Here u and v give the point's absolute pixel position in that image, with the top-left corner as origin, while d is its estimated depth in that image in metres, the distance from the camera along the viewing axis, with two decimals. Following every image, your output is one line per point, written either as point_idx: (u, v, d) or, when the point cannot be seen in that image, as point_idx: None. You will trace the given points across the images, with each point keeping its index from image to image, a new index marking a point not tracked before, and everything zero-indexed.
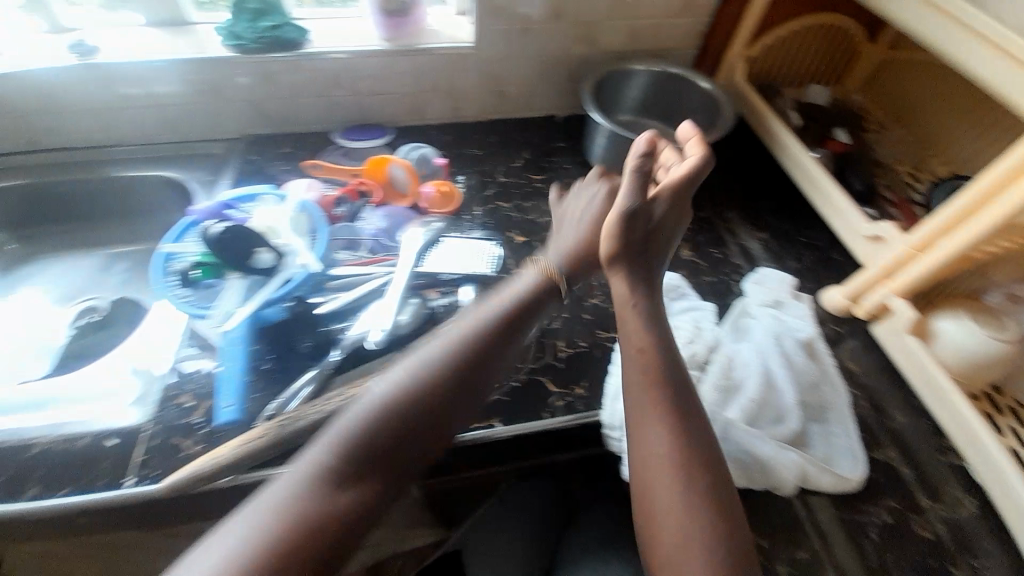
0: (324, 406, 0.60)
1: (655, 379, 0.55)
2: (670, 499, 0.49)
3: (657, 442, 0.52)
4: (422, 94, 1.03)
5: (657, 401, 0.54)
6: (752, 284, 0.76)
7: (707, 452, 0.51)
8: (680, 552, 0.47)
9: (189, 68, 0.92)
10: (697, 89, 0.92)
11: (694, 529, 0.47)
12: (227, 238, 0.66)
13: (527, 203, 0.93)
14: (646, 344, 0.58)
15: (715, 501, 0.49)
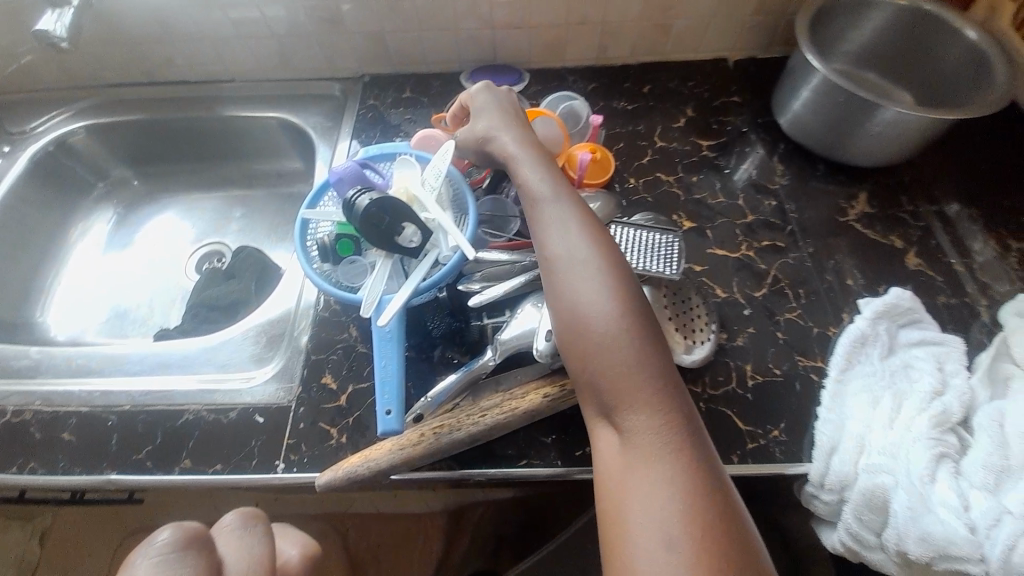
0: (485, 418, 0.52)
1: (546, 181, 0.54)
2: (582, 298, 0.45)
3: (553, 245, 0.49)
4: (569, 29, 0.84)
5: (560, 206, 0.51)
6: (1015, 316, 0.58)
7: (606, 243, 0.48)
8: (601, 347, 0.44)
9: None
10: (956, 40, 0.68)
11: (605, 322, 0.44)
12: (373, 210, 0.55)
13: (693, 178, 0.76)
14: (532, 165, 0.56)
15: (628, 290, 0.45)
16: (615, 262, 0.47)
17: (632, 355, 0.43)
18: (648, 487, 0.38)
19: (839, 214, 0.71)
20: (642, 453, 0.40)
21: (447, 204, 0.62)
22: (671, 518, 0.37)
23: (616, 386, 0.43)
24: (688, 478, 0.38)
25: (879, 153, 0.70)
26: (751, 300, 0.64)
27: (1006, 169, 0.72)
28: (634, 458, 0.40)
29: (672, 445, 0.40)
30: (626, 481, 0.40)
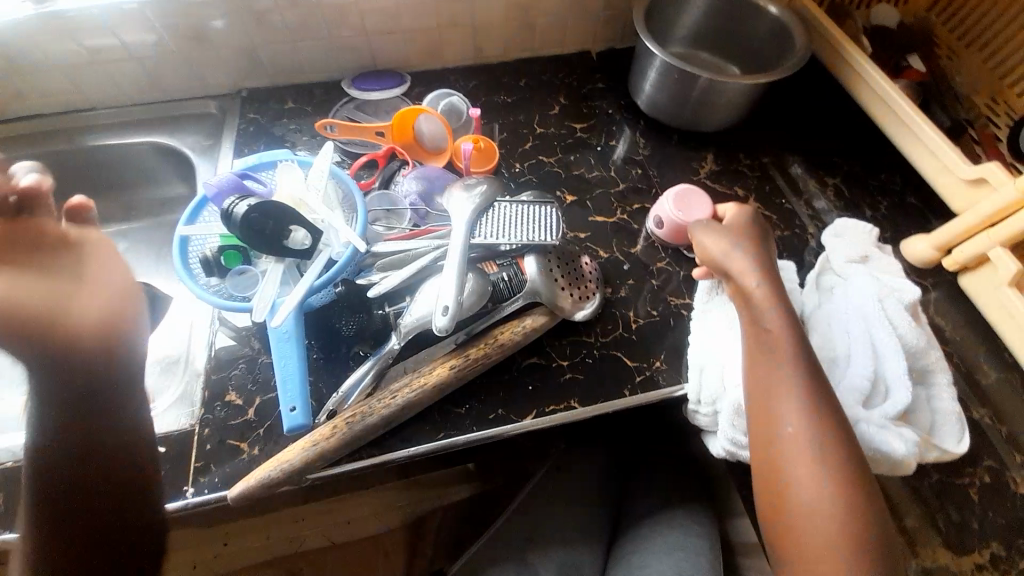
0: (396, 398, 0.55)
1: (764, 283, 0.56)
2: (768, 320, 0.54)
3: (752, 275, 0.57)
4: (441, 31, 0.89)
5: (722, 239, 0.61)
6: (829, 237, 0.70)
7: (776, 279, 0.56)
8: (769, 356, 0.52)
9: (164, 12, 0.76)
10: (763, 16, 0.81)
11: (789, 343, 0.52)
12: (254, 218, 0.55)
13: (571, 157, 0.84)
14: (712, 234, 0.62)
15: (778, 308, 0.54)
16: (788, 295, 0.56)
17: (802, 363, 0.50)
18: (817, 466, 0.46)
19: (694, 174, 0.82)
20: (804, 441, 0.47)
21: (335, 204, 0.64)
22: (839, 496, 0.45)
23: (782, 391, 0.49)
24: (837, 474, 0.45)
25: (718, 118, 0.81)
26: (629, 256, 0.72)
27: (817, 121, 0.87)
28: (798, 444, 0.47)
29: (821, 429, 0.47)
30: (801, 467, 0.46)
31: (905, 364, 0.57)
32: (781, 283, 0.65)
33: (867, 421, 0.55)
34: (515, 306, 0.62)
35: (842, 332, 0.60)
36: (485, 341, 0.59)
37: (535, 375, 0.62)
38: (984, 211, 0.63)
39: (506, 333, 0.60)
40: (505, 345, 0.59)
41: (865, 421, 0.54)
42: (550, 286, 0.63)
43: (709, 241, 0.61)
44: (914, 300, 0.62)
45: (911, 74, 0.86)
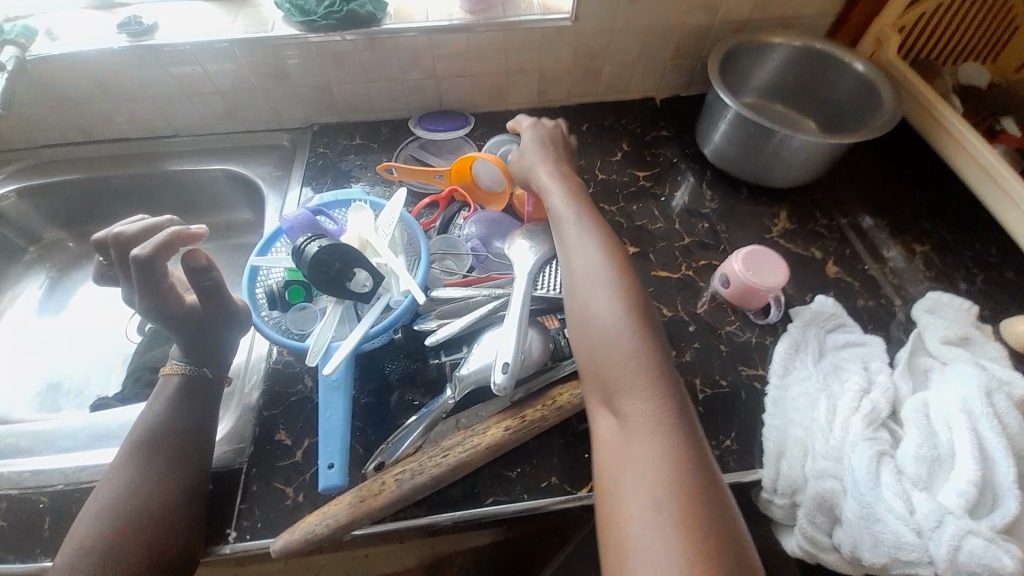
0: (446, 458, 0.52)
1: (606, 295, 0.48)
2: (591, 303, 0.49)
3: (575, 251, 0.53)
4: (508, 76, 0.90)
5: (581, 224, 0.56)
6: (921, 313, 0.65)
7: (635, 297, 0.49)
8: (596, 341, 0.47)
9: (252, 52, 0.81)
10: (846, 73, 0.77)
11: (617, 329, 0.46)
12: (323, 258, 0.55)
13: (633, 206, 0.82)
14: (581, 250, 0.53)
15: (622, 286, 0.49)
16: (625, 270, 0.51)
17: (631, 350, 0.45)
18: (642, 479, 0.39)
19: (765, 232, 0.78)
20: (632, 440, 0.42)
21: (399, 246, 0.63)
22: (673, 543, 0.35)
23: (640, 406, 0.43)
24: (677, 490, 0.37)
25: (793, 174, 0.77)
26: (695, 317, 0.68)
27: (900, 182, 0.81)
28: (627, 446, 0.42)
29: (662, 424, 0.42)
30: (612, 477, 0.41)
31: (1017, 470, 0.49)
32: (867, 362, 0.60)
33: (975, 534, 0.46)
34: (576, 367, 0.58)
35: (941, 425, 0.53)
36: (543, 403, 0.56)
37: (591, 442, 0.58)
38: None
39: (565, 395, 0.56)
40: (564, 408, 0.56)
41: (977, 542, 0.46)
42: None
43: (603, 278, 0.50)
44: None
45: (1009, 138, 0.79)
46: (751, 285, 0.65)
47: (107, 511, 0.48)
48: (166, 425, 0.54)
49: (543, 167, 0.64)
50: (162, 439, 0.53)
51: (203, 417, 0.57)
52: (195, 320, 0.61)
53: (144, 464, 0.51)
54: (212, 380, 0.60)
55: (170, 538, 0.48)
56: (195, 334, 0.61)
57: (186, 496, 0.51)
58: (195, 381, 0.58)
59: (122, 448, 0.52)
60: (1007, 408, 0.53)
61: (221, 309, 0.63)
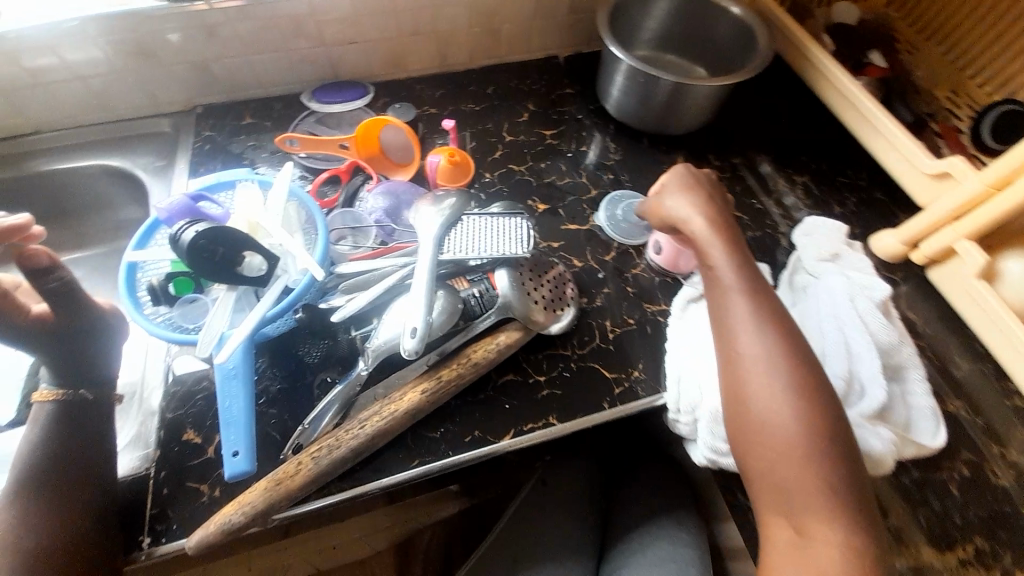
0: (364, 429, 0.52)
1: (772, 358, 0.46)
2: (756, 382, 0.46)
3: (740, 320, 0.49)
4: (403, 40, 0.86)
5: (752, 303, 0.50)
6: (801, 236, 0.70)
7: (793, 353, 0.47)
8: (769, 427, 0.45)
9: (107, 27, 0.72)
10: (726, 16, 0.80)
11: (805, 410, 0.44)
12: (203, 244, 0.51)
13: (541, 164, 0.83)
14: (752, 323, 0.49)
15: (794, 362, 0.46)
16: (785, 334, 0.48)
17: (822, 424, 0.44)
18: (839, 560, 0.40)
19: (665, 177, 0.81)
20: (818, 520, 0.42)
21: (294, 225, 0.60)
22: None
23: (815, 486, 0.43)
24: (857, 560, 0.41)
25: (687, 119, 0.81)
26: (604, 264, 0.71)
27: (783, 120, 0.87)
28: (833, 536, 0.41)
29: (844, 514, 0.42)
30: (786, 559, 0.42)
31: (878, 363, 0.56)
32: None
33: (847, 423, 0.54)
34: (487, 324, 0.59)
35: (816, 333, 0.59)
36: (458, 362, 0.57)
37: (511, 393, 0.59)
38: (951, 203, 0.63)
39: (479, 352, 0.58)
40: (479, 364, 0.57)
41: (844, 426, 0.53)
42: (523, 301, 0.61)
43: (749, 341, 0.48)
44: (883, 298, 0.61)
45: (873, 70, 0.86)
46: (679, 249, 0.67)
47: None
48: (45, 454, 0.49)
49: (680, 197, 0.59)
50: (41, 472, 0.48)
51: (97, 431, 0.53)
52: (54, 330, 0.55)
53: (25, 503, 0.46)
54: (95, 401, 0.55)
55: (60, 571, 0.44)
56: (55, 344, 0.55)
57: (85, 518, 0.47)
58: (74, 405, 0.53)
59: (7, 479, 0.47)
60: (869, 310, 0.60)
61: (80, 313, 0.56)
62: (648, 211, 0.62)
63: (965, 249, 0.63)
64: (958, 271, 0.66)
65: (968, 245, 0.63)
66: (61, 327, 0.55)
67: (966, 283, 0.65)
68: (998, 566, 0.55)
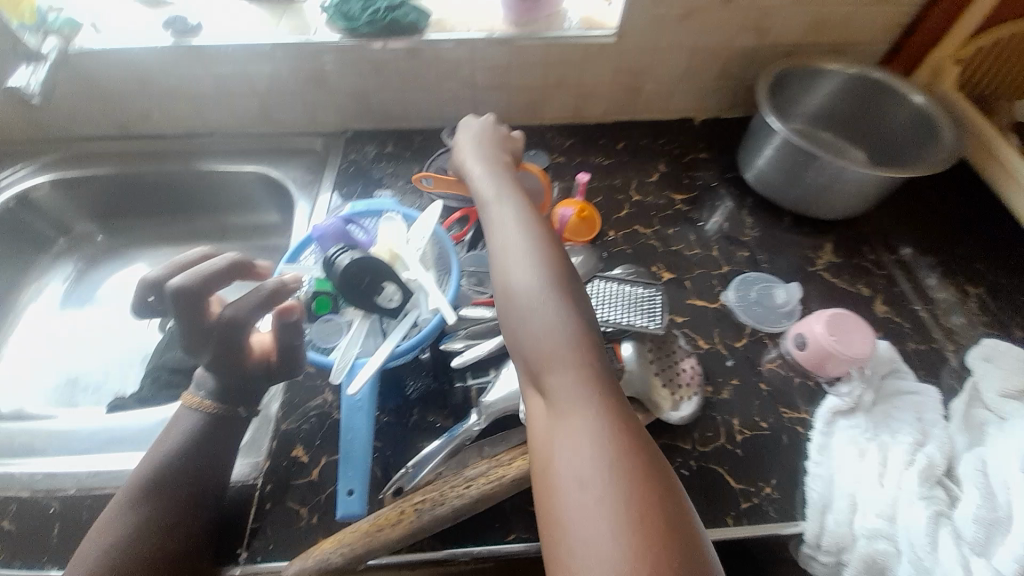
0: (469, 489, 0.49)
1: (540, 276, 0.45)
2: (513, 280, 0.46)
3: (508, 227, 0.51)
4: (547, 91, 0.88)
5: (502, 207, 0.54)
6: (981, 361, 0.60)
7: (554, 280, 0.45)
8: (528, 328, 0.43)
9: (295, 56, 0.81)
10: (904, 102, 0.73)
11: (536, 302, 0.44)
12: (353, 271, 0.53)
13: (669, 230, 0.79)
14: (521, 263, 0.47)
15: (559, 275, 0.46)
16: (556, 250, 0.48)
17: (553, 316, 0.43)
18: (573, 464, 0.37)
19: (808, 264, 0.74)
20: (564, 421, 0.39)
21: (429, 262, 0.61)
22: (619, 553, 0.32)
23: (573, 444, 0.38)
24: (614, 504, 0.34)
25: (841, 206, 0.74)
26: (733, 351, 0.65)
27: (953, 220, 0.77)
28: (556, 442, 0.38)
29: (599, 438, 0.37)
30: (547, 471, 0.38)
31: None
32: (920, 414, 0.56)
33: None
34: None
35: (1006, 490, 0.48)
36: None
37: None
38: None
39: None
40: None
41: None
42: (645, 376, 0.57)
43: (517, 277, 0.46)
44: None
45: None
46: (830, 352, 0.59)
47: (99, 557, 0.43)
48: (179, 464, 0.49)
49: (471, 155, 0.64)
50: (172, 481, 0.48)
51: (215, 454, 0.51)
52: (269, 373, 0.56)
53: (149, 511, 0.46)
54: (242, 420, 0.54)
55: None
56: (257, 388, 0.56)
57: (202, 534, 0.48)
58: (222, 421, 0.53)
59: (129, 481, 0.48)
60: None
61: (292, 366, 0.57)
62: (454, 165, 0.66)
63: None
64: None
65: None
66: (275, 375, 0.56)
67: None
68: None
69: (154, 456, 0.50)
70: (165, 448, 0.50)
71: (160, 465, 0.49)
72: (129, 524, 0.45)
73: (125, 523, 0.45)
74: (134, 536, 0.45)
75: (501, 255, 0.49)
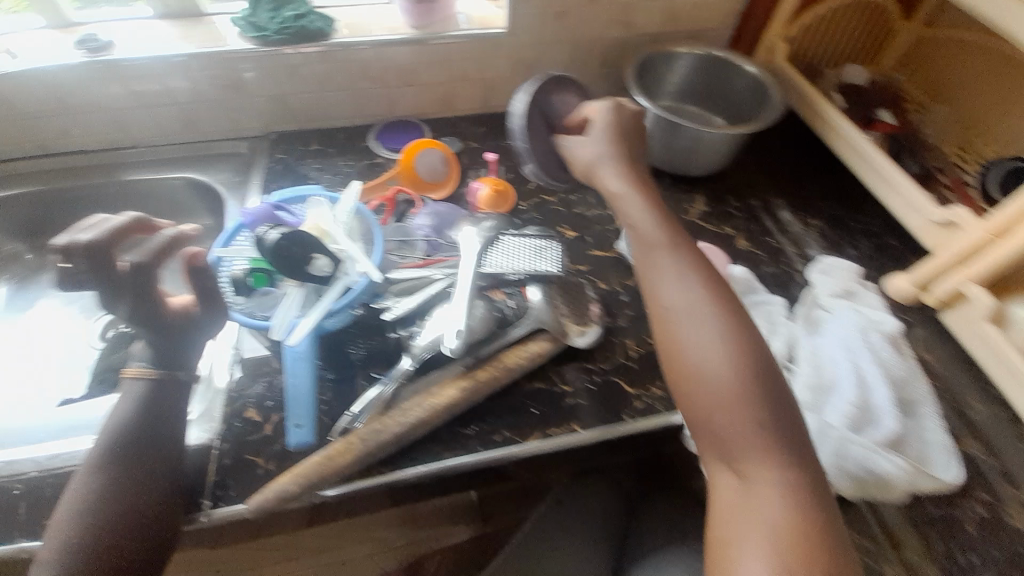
0: (407, 416, 0.58)
1: (732, 352, 0.48)
2: (688, 349, 0.50)
3: (669, 292, 0.53)
4: (455, 84, 0.98)
5: (677, 257, 0.56)
6: (816, 274, 0.75)
7: (743, 350, 0.49)
8: (718, 404, 0.47)
9: (211, 65, 0.85)
10: (739, 73, 0.90)
11: (724, 385, 0.47)
12: (283, 245, 0.60)
13: (571, 196, 0.91)
14: (694, 326, 0.50)
15: (743, 343, 0.49)
16: (731, 313, 0.51)
17: (746, 395, 0.47)
18: (767, 503, 0.43)
19: (685, 214, 0.89)
20: (751, 501, 0.44)
21: (355, 235, 0.68)
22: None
23: (740, 492, 0.45)
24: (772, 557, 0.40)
25: (706, 163, 0.89)
26: (627, 288, 0.77)
27: (798, 169, 0.93)
28: (749, 500, 0.44)
29: (784, 495, 0.43)
30: (725, 529, 0.44)
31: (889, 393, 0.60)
32: (770, 318, 0.70)
33: (860, 447, 0.56)
34: (519, 333, 0.65)
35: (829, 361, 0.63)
36: (492, 364, 0.63)
37: (539, 399, 0.64)
38: (955, 250, 0.67)
39: (512, 357, 0.64)
40: (512, 367, 0.63)
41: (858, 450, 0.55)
42: (553, 315, 0.67)
43: (696, 338, 0.50)
44: (892, 333, 0.66)
45: (881, 126, 0.90)
46: None
47: (72, 521, 0.49)
48: (133, 429, 0.54)
49: (609, 165, 0.63)
50: (132, 442, 0.53)
51: (163, 415, 0.56)
52: (193, 319, 0.60)
53: (111, 471, 0.51)
54: (185, 382, 0.59)
55: (143, 534, 0.50)
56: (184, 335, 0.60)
57: (166, 491, 0.53)
58: (166, 384, 0.58)
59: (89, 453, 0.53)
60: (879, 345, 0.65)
61: (214, 310, 0.61)
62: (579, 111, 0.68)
63: (975, 293, 0.66)
64: (967, 315, 0.68)
65: (977, 290, 0.65)
66: (197, 321, 0.60)
67: (975, 327, 0.67)
68: None
69: (109, 427, 0.54)
70: (115, 420, 0.55)
71: (115, 435, 0.54)
72: (96, 489, 0.50)
73: (90, 491, 0.50)
74: (102, 499, 0.50)
75: (671, 308, 0.52)
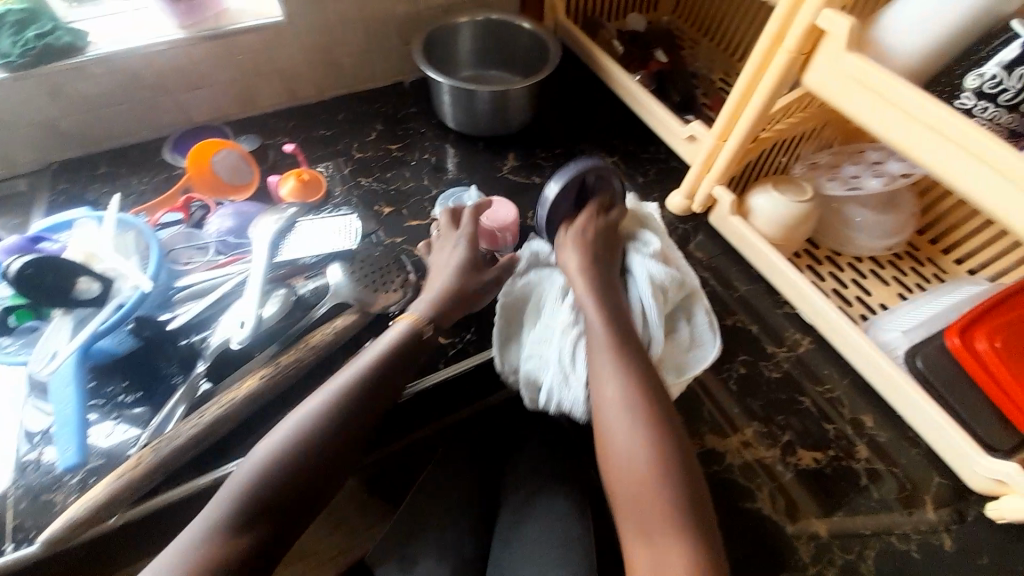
0: (203, 417, 0.57)
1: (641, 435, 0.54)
2: (616, 441, 0.55)
3: (607, 388, 0.58)
4: (250, 81, 0.95)
5: (602, 357, 0.60)
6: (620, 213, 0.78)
7: (617, 438, 0.55)
8: (635, 487, 0.52)
9: None
10: (518, 29, 0.95)
11: (643, 464, 0.53)
12: (32, 274, 0.57)
13: (387, 174, 0.92)
14: (636, 423, 0.55)
15: (662, 442, 0.54)
16: (625, 415, 0.55)
17: (661, 479, 0.52)
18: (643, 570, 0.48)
19: (497, 172, 0.94)
20: (660, 557, 0.48)
21: (130, 251, 0.66)
22: None
23: (671, 549, 0.49)
24: None
25: (506, 120, 0.94)
26: None
27: (595, 112, 1.01)
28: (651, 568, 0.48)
29: (676, 542, 0.49)
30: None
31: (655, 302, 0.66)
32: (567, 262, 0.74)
33: None
34: (323, 311, 0.67)
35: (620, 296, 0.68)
36: (297, 347, 0.64)
37: None
38: (700, 160, 0.78)
39: (317, 335, 0.65)
40: (318, 346, 0.64)
41: None
42: (357, 290, 0.69)
43: (616, 431, 0.55)
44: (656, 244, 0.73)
45: (653, 65, 0.98)
46: (487, 230, 0.80)
47: None
48: None
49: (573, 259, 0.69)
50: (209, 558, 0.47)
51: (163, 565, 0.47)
52: None
53: None
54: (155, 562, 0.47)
55: None
56: None
57: None
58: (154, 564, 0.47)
59: None
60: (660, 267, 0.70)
61: None
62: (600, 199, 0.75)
63: (719, 193, 0.78)
64: (721, 213, 0.80)
65: (720, 190, 0.78)
66: None
67: (726, 222, 0.80)
68: (770, 440, 0.66)
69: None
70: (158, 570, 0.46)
71: None
72: None
73: None
74: None
75: (611, 399, 0.57)
